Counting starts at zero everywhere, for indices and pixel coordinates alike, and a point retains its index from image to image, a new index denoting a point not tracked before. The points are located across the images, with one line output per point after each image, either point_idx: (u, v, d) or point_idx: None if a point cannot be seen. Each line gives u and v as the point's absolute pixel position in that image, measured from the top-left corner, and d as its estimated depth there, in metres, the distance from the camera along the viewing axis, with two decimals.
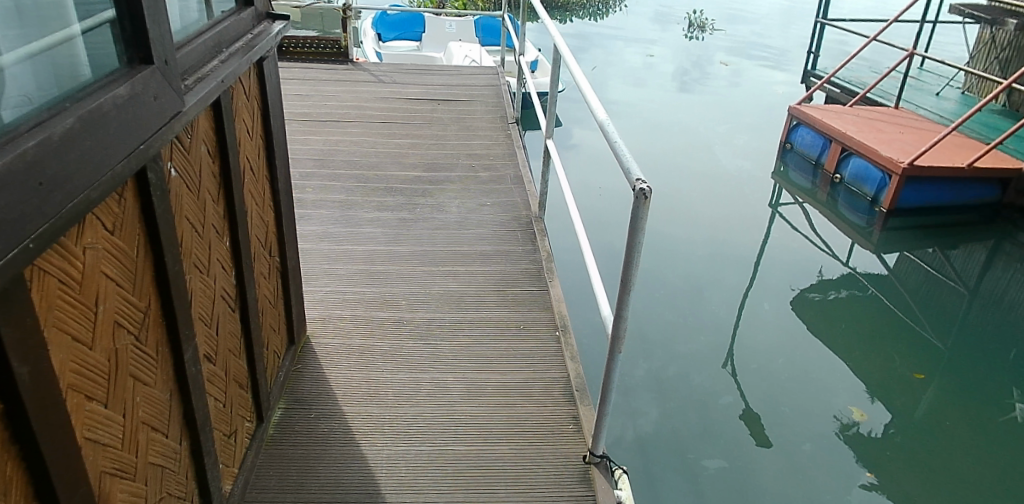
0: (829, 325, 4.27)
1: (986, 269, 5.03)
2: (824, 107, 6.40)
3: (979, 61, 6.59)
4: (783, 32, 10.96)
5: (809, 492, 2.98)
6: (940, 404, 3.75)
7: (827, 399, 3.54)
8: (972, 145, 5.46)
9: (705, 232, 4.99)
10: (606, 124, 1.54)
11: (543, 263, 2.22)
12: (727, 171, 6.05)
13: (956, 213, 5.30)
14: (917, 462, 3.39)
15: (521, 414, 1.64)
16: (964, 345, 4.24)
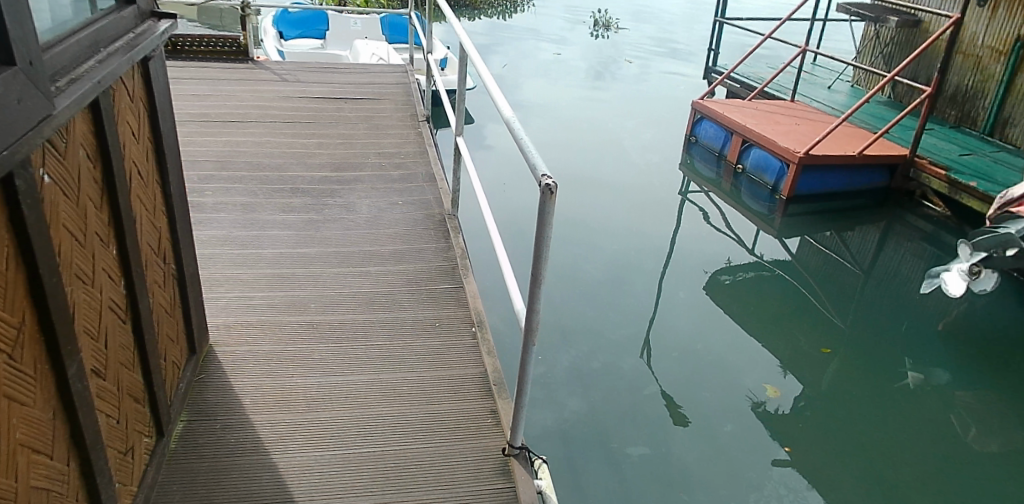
0: (739, 308, 4.47)
1: (878, 249, 5.37)
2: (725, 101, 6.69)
3: (865, 56, 7.03)
4: (687, 31, 11.35)
5: (727, 471, 3.13)
6: (841, 379, 4.00)
7: (740, 378, 3.74)
8: (861, 134, 5.83)
9: (618, 225, 5.12)
10: (513, 121, 1.55)
11: (458, 261, 2.22)
12: (638, 164, 6.23)
13: (850, 198, 5.64)
14: (822, 429, 3.61)
15: (439, 411, 1.64)
16: (861, 321, 4.55)
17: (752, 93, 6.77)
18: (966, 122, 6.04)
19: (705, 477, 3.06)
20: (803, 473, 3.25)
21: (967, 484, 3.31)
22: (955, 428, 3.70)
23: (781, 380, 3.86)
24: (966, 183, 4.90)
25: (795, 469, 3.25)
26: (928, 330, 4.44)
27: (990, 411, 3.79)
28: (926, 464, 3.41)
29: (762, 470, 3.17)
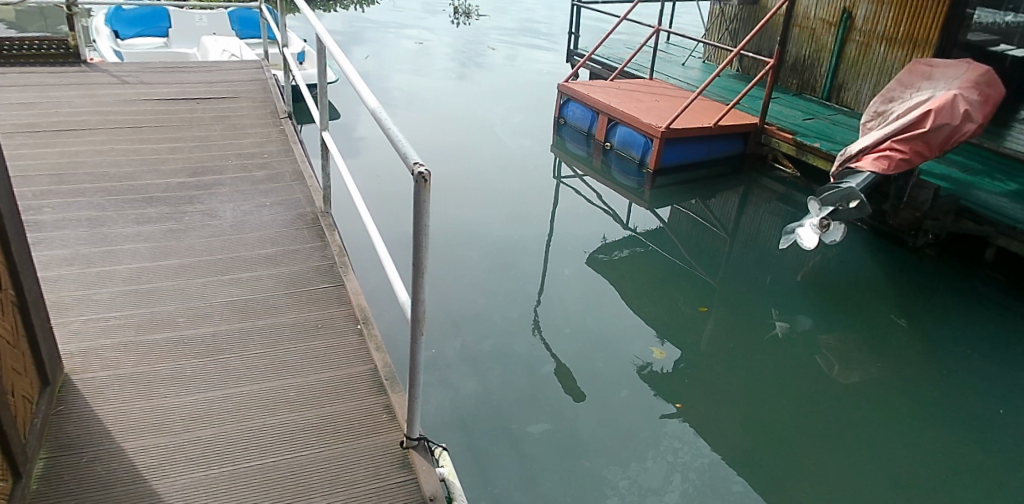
0: (619, 277, 4.68)
1: (740, 211, 5.76)
2: (589, 82, 6.93)
3: (714, 33, 7.46)
4: (546, 16, 11.62)
5: (625, 434, 3.27)
6: (718, 333, 4.31)
7: (628, 346, 3.92)
8: (715, 106, 6.22)
9: (497, 209, 5.18)
10: (379, 112, 1.52)
11: (335, 258, 2.17)
12: (510, 149, 6.32)
13: (710, 166, 6.01)
14: (706, 381, 3.87)
15: (331, 412, 1.60)
16: (731, 278, 4.88)
17: (613, 73, 7.03)
18: (806, 89, 6.58)
19: (605, 442, 3.20)
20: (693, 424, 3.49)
21: (832, 417, 3.70)
22: (818, 366, 4.10)
23: (664, 342, 4.09)
24: (811, 144, 5.34)
25: (686, 421, 3.48)
26: (789, 281, 4.85)
27: (846, 350, 4.24)
28: (797, 404, 3.77)
29: (655, 431, 3.33)
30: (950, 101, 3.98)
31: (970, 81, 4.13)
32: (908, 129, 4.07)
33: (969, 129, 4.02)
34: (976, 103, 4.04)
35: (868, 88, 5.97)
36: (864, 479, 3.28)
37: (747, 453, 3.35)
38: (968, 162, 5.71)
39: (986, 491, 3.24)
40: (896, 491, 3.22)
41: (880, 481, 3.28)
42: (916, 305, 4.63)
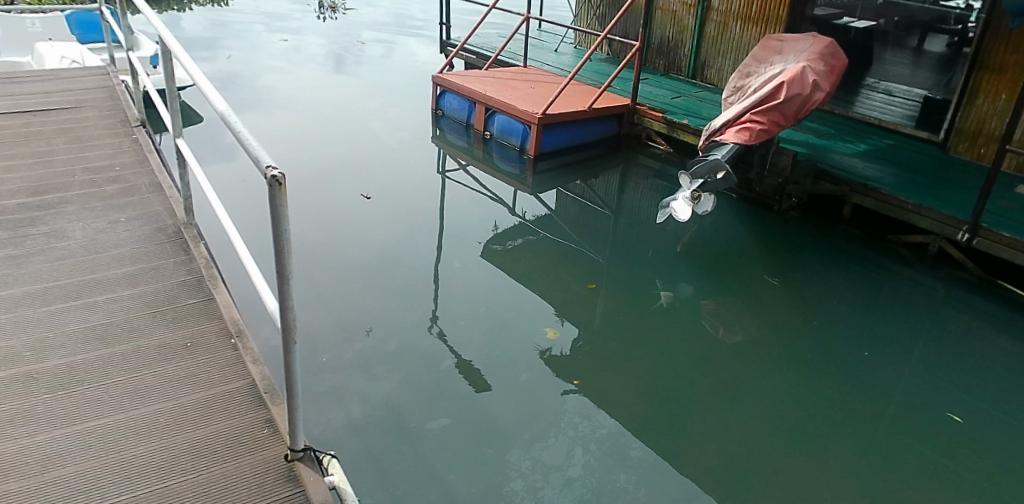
0: (511, 262, 4.75)
1: (621, 189, 5.94)
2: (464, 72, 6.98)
3: (582, 18, 7.58)
4: (415, 8, 11.55)
5: (531, 417, 3.35)
6: (608, 307, 4.47)
7: (524, 331, 3.99)
8: (588, 90, 6.41)
9: (380, 206, 5.11)
10: (228, 115, 1.46)
11: (203, 272, 2.08)
12: (390, 144, 6.23)
13: (589, 149, 6.21)
14: (602, 357, 4.02)
15: (207, 433, 1.54)
16: (618, 256, 5.06)
17: (487, 62, 7.08)
18: (672, 69, 6.88)
19: (508, 426, 3.27)
20: (594, 398, 3.62)
21: (720, 375, 3.96)
22: (703, 329, 4.34)
23: (562, 321, 4.20)
24: (679, 121, 5.60)
25: (587, 395, 3.60)
26: (671, 252, 5.08)
27: (726, 311, 4.51)
28: (689, 369, 3.99)
29: (558, 411, 3.41)
30: (800, 72, 4.28)
31: (815, 53, 4.46)
32: (766, 101, 4.32)
33: (819, 97, 4.33)
34: (822, 73, 4.36)
35: (729, 65, 6.33)
36: (756, 432, 3.56)
37: (644, 420, 3.56)
38: (821, 128, 6.19)
39: (858, 431, 3.62)
40: (779, 438, 3.54)
41: (769, 431, 3.57)
42: (786, 266, 4.98)
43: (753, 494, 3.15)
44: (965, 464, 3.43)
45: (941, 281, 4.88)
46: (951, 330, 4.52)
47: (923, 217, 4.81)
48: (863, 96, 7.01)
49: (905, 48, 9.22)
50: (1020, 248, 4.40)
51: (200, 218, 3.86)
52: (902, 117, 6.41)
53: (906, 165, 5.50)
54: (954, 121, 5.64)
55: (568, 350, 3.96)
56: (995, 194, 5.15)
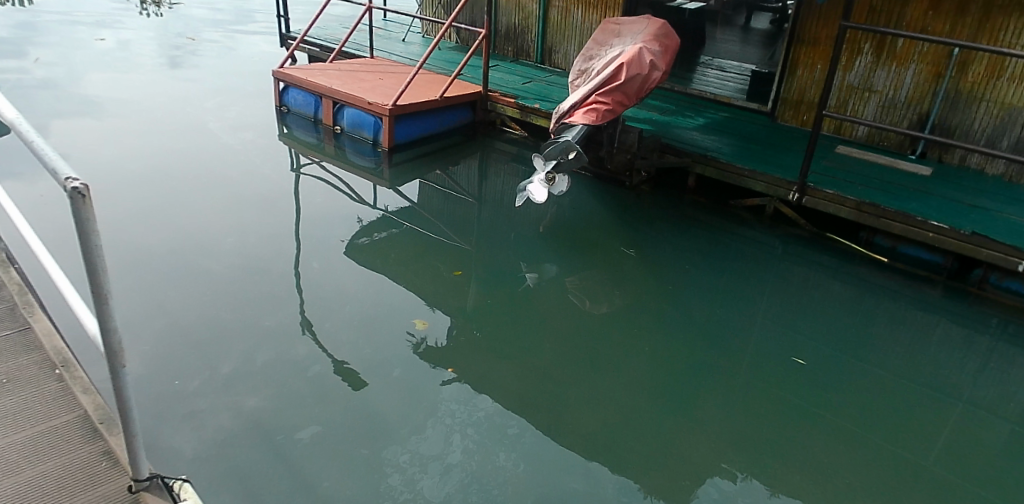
0: (377, 257, 4.68)
1: (482, 176, 5.98)
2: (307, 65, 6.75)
3: (427, 8, 7.53)
4: (252, 2, 10.99)
5: (408, 412, 3.35)
6: (476, 293, 4.52)
7: (393, 327, 3.96)
8: (439, 79, 6.42)
9: (227, 212, 4.86)
10: (16, 121, 1.34)
11: (15, 300, 2.13)
12: (234, 146, 5.92)
13: (444, 138, 6.24)
14: (477, 344, 4.06)
15: (43, 471, 1.66)
16: (484, 241, 5.12)
17: (332, 54, 6.90)
18: (521, 55, 7.01)
19: (384, 422, 3.26)
20: (471, 383, 3.68)
21: (590, 348, 4.13)
22: (571, 304, 4.50)
23: (435, 310, 4.21)
24: (531, 106, 5.74)
25: (468, 382, 3.66)
26: (534, 234, 5.20)
27: (590, 285, 4.71)
28: (560, 344, 4.14)
29: (435, 402, 3.44)
30: (637, 54, 4.50)
31: (650, 34, 4.71)
32: (608, 82, 4.50)
33: (656, 76, 4.58)
34: (657, 53, 4.62)
35: (574, 49, 6.54)
36: (626, 395, 3.78)
37: (523, 399, 3.65)
38: (663, 105, 6.54)
39: (717, 386, 3.92)
40: (649, 401, 3.76)
41: (640, 396, 3.79)
42: (642, 238, 5.25)
43: (627, 457, 3.38)
44: (804, 404, 3.84)
45: (778, 239, 5.38)
46: (789, 283, 5.00)
47: (758, 181, 5.25)
48: (699, 73, 7.50)
49: (734, 26, 9.95)
50: (842, 202, 4.94)
51: (9, 242, 3.49)
52: (734, 91, 6.93)
53: (740, 134, 5.95)
54: (779, 92, 6.17)
55: (443, 343, 3.97)
56: (817, 156, 5.70)
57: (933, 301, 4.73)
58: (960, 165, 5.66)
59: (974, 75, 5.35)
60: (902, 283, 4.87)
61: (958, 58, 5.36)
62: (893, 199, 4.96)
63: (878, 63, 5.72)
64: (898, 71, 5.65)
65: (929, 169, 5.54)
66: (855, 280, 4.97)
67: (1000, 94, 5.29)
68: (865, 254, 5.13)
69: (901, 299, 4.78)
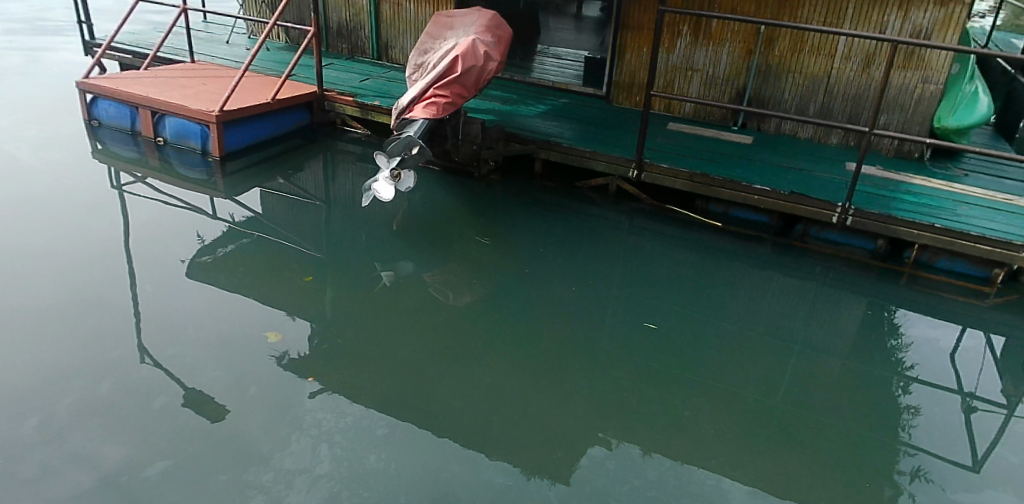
0: (222, 273, 4.44)
1: (328, 178, 5.81)
2: (118, 73, 6.24)
3: (250, 7, 7.17)
4: (51, 13, 10.00)
5: (270, 433, 3.26)
6: (334, 297, 4.41)
7: (243, 345, 3.80)
8: (268, 80, 6.16)
9: (39, 246, 4.44)
10: None
11: None
12: (41, 170, 5.38)
13: (281, 141, 6.03)
14: (342, 349, 3.97)
15: None
16: (336, 244, 5.00)
17: (146, 61, 6.41)
18: (356, 52, 6.87)
19: (244, 442, 3.18)
20: (339, 390, 3.62)
21: (456, 339, 4.17)
22: (432, 297, 4.51)
23: (296, 319, 4.10)
24: (371, 103, 5.68)
25: (334, 389, 3.60)
26: (386, 233, 5.14)
27: (450, 277, 4.74)
28: (426, 339, 4.15)
29: (299, 418, 3.36)
30: (471, 45, 4.55)
31: (482, 26, 4.78)
32: (445, 75, 4.52)
33: (491, 67, 4.66)
34: (490, 44, 4.70)
35: (410, 43, 6.51)
36: (496, 378, 3.86)
37: (395, 399, 3.62)
38: (505, 95, 6.66)
39: (582, 360, 4.10)
40: (519, 381, 3.85)
41: (510, 378, 3.88)
42: (495, 226, 5.35)
43: (501, 439, 3.46)
44: (660, 366, 4.12)
45: (623, 214, 5.67)
46: (637, 255, 5.30)
47: (600, 161, 5.50)
48: (537, 61, 7.73)
49: (565, 15, 10.38)
50: (676, 174, 5.30)
51: None
52: (571, 77, 7.21)
53: (579, 118, 6.20)
54: (611, 75, 6.48)
55: (308, 350, 3.88)
56: (650, 133, 6.07)
57: (762, 258, 5.21)
58: (776, 133, 6.25)
59: (779, 50, 5.90)
60: (734, 244, 5.32)
61: (764, 35, 5.89)
62: (720, 167, 5.39)
63: (697, 43, 6.17)
64: (715, 50, 6.13)
65: (750, 138, 6.08)
66: (695, 245, 5.36)
67: (802, 66, 5.88)
68: (702, 220, 5.55)
69: (736, 259, 5.22)
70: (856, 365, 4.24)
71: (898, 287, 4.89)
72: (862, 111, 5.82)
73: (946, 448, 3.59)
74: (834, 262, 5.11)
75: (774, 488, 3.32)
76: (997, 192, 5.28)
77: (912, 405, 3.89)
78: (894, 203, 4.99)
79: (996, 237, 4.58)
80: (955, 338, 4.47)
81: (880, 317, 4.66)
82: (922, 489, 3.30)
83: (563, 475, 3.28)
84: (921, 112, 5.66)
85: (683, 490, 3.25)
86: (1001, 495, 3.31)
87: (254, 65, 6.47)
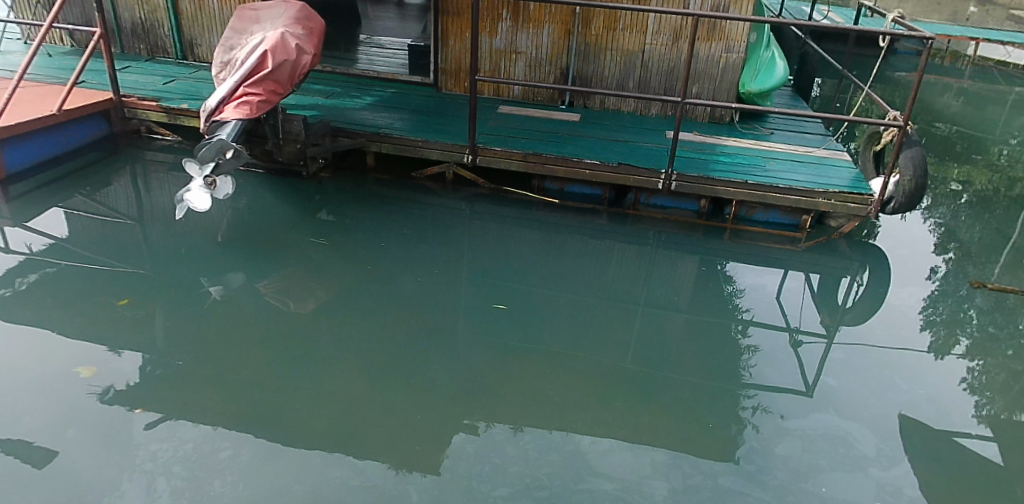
0: (21, 310, 3.99)
1: (141, 191, 5.34)
2: None
3: (22, 9, 6.38)
4: None
5: (99, 479, 3.03)
6: (159, 318, 4.09)
7: (50, 388, 3.44)
8: (53, 89, 5.53)
9: None
10: None
11: None
12: None
13: (77, 155, 5.48)
14: (178, 372, 3.69)
15: None
16: (157, 260, 4.62)
17: None
18: (157, 52, 6.33)
19: (78, 487, 2.99)
20: (182, 416, 3.40)
21: (304, 345, 4.00)
22: (272, 306, 4.30)
23: (122, 351, 3.76)
24: (180, 107, 5.30)
25: (174, 417, 3.38)
26: (213, 243, 4.82)
27: (289, 283, 4.54)
28: (272, 349, 3.96)
29: (132, 456, 3.14)
30: (280, 39, 4.34)
31: (291, 18, 4.60)
32: (256, 72, 4.28)
33: (306, 60, 4.48)
34: (302, 37, 4.53)
35: (217, 41, 6.12)
36: (350, 380, 3.77)
37: (244, 416, 3.44)
38: (328, 89, 6.44)
39: (437, 350, 4.09)
40: (375, 379, 3.78)
41: (365, 377, 3.79)
42: (332, 226, 5.19)
43: (363, 439, 3.39)
44: (515, 345, 4.21)
45: (463, 200, 5.70)
46: (482, 238, 5.36)
47: (433, 150, 5.48)
48: (361, 52, 7.54)
49: (387, 4, 10.20)
50: (511, 156, 5.40)
51: None
52: (398, 67, 7.11)
53: (409, 107, 6.14)
54: (437, 63, 6.46)
55: (137, 381, 3.58)
56: (482, 117, 6.14)
57: (598, 229, 5.46)
58: (601, 109, 6.55)
59: (596, 29, 6.17)
60: (571, 218, 5.52)
61: (579, 15, 6.13)
62: (550, 146, 5.56)
63: (517, 26, 6.29)
64: (535, 31, 6.30)
65: (577, 115, 6.33)
66: (536, 224, 5.51)
67: (618, 43, 6.19)
68: (539, 199, 5.70)
69: (575, 233, 5.43)
70: (690, 319, 4.58)
71: (721, 242, 5.32)
72: (675, 83, 6.24)
73: (783, 380, 3.99)
74: (663, 226, 5.45)
75: (631, 442, 3.51)
76: (797, 147, 5.88)
77: (751, 346, 4.30)
78: (711, 165, 5.40)
79: (800, 188, 5.10)
80: (779, 281, 4.98)
81: (713, 271, 5.05)
82: (764, 420, 3.65)
83: (435, 465, 3.28)
84: (727, 80, 6.17)
85: (545, 459, 3.36)
86: (825, 415, 3.71)
87: (32, 73, 5.77)
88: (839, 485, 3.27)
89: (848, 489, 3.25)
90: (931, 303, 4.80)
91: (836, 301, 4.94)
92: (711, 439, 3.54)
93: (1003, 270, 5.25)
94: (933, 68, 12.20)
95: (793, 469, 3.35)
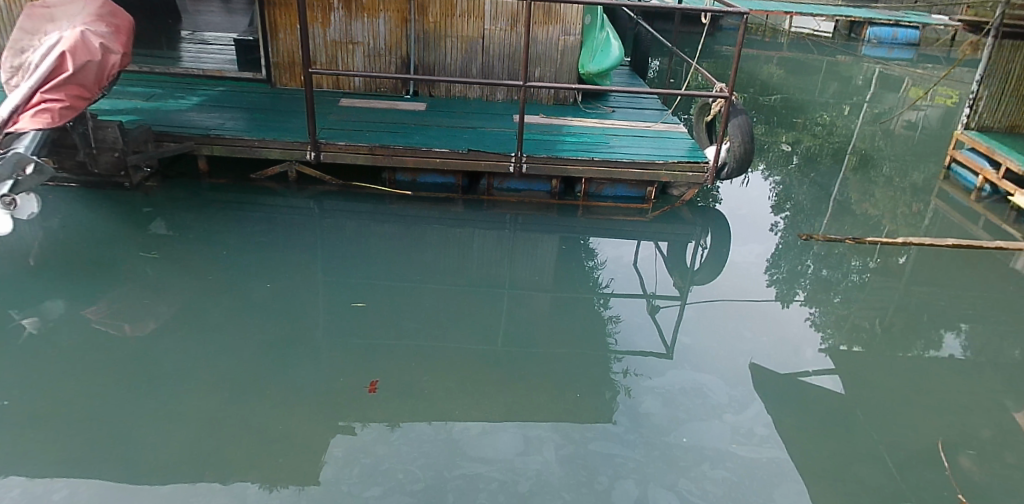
0: None
1: None
2: None
3: None
4: None
5: None
6: None
7: None
8: None
9: None
10: None
11: None
12: None
13: None
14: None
15: None
16: None
17: None
18: None
19: None
20: (7, 466, 3.06)
21: (147, 369, 3.70)
22: (105, 331, 3.92)
23: None
24: None
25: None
26: (26, 271, 4.33)
27: (123, 304, 4.16)
28: (109, 378, 3.62)
29: None
30: (80, 39, 3.94)
31: (91, 15, 4.18)
32: (54, 76, 3.86)
33: (114, 60, 4.09)
34: (106, 35, 4.13)
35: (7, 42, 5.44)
36: (204, 400, 3.53)
37: (83, 457, 3.14)
38: (147, 90, 5.95)
39: (299, 357, 3.92)
40: (233, 396, 3.57)
41: (221, 395, 3.57)
42: (168, 238, 4.82)
43: (224, 460, 3.20)
44: (382, 342, 4.13)
45: (311, 200, 5.50)
46: (336, 237, 5.19)
47: (273, 149, 5.22)
48: (184, 49, 7.02)
49: None
50: (357, 149, 5.26)
51: None
52: (227, 63, 6.70)
53: (240, 106, 5.79)
54: (268, 57, 6.16)
55: None
56: (323, 111, 5.93)
57: (454, 217, 5.47)
58: (447, 96, 6.54)
59: (433, 16, 6.14)
60: (426, 208, 5.48)
61: (415, 3, 6.07)
62: (397, 137, 5.48)
63: (351, 16, 6.12)
64: (371, 20, 6.16)
65: (424, 104, 6.28)
66: (390, 218, 5.42)
67: (456, 29, 6.20)
68: (392, 192, 5.61)
69: (431, 223, 5.40)
70: (552, 297, 4.71)
71: (574, 220, 5.51)
72: (516, 67, 6.36)
73: (644, 343, 4.24)
74: (519, 209, 5.56)
75: (505, 421, 3.57)
76: (636, 122, 6.19)
77: (613, 316, 4.52)
78: (557, 145, 5.57)
79: (641, 161, 5.38)
80: (634, 251, 5.27)
81: (572, 249, 5.23)
82: (631, 385, 3.83)
83: (307, 475, 3.16)
84: (567, 62, 6.37)
85: (420, 450, 3.33)
86: (681, 370, 3.97)
87: None
88: (698, 433, 3.51)
89: (706, 436, 3.49)
90: (772, 259, 5.25)
91: (685, 265, 5.31)
92: (580, 408, 3.68)
93: (826, 223, 5.84)
94: (755, 42, 13.24)
95: (656, 425, 3.56)
